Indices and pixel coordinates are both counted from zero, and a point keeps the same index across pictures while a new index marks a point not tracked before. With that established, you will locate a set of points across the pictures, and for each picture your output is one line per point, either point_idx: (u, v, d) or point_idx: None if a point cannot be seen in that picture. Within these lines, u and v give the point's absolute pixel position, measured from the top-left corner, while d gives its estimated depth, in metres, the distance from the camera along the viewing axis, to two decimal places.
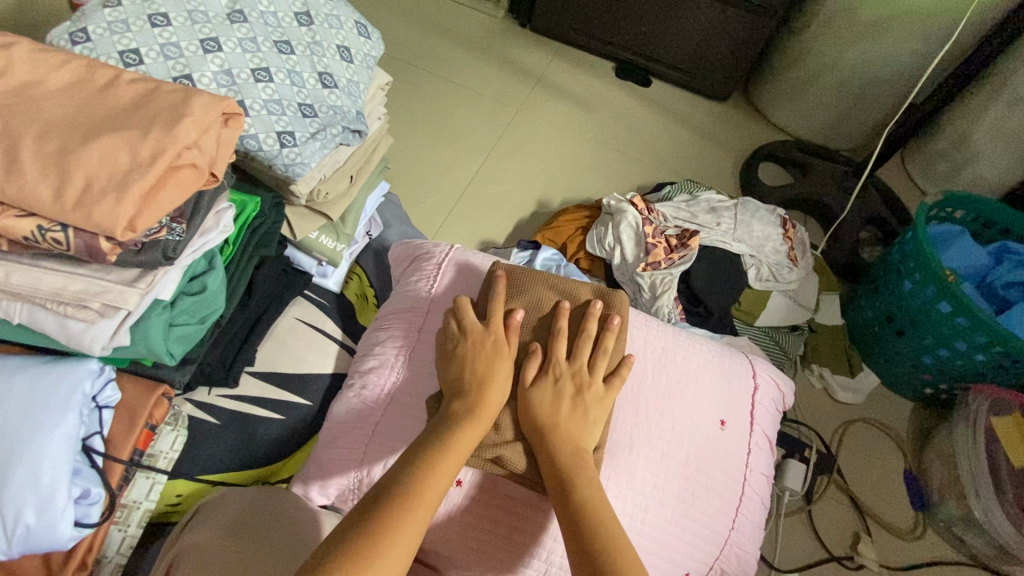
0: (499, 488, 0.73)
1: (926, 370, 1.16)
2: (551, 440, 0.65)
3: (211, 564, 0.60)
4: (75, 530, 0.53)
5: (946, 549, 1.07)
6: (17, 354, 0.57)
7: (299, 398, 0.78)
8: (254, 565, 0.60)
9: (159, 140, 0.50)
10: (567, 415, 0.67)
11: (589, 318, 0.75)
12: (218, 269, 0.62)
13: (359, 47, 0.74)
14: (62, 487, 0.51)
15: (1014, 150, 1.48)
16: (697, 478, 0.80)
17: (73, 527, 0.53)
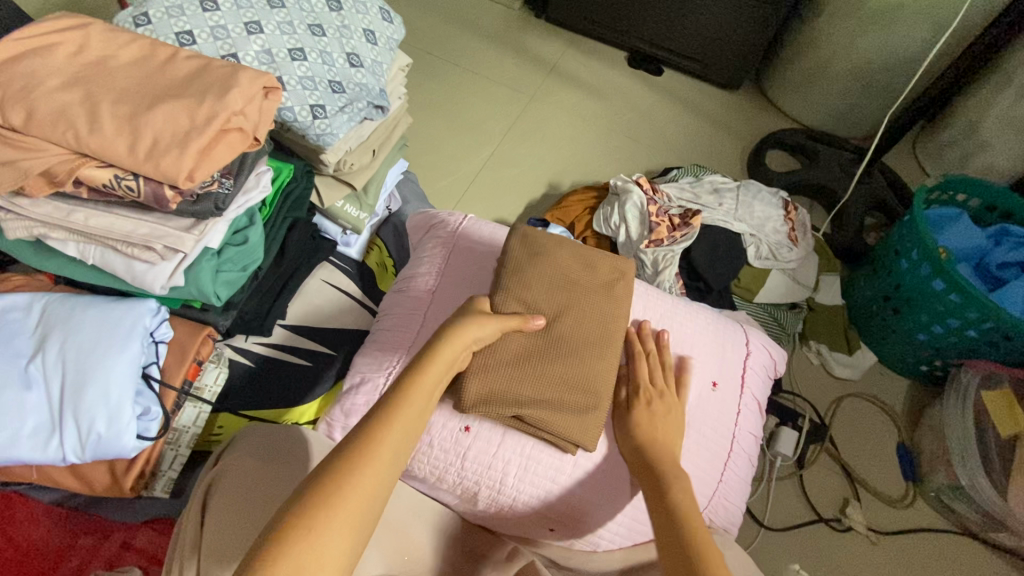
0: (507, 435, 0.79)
1: (921, 348, 1.20)
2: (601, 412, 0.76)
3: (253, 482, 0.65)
4: (137, 441, 0.62)
5: (935, 517, 1.11)
6: (91, 295, 0.67)
7: (325, 349, 0.86)
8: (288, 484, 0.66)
9: (213, 107, 0.59)
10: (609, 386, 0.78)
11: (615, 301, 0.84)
12: (258, 224, 0.71)
13: (383, 31, 0.82)
14: (127, 404, 0.61)
15: None
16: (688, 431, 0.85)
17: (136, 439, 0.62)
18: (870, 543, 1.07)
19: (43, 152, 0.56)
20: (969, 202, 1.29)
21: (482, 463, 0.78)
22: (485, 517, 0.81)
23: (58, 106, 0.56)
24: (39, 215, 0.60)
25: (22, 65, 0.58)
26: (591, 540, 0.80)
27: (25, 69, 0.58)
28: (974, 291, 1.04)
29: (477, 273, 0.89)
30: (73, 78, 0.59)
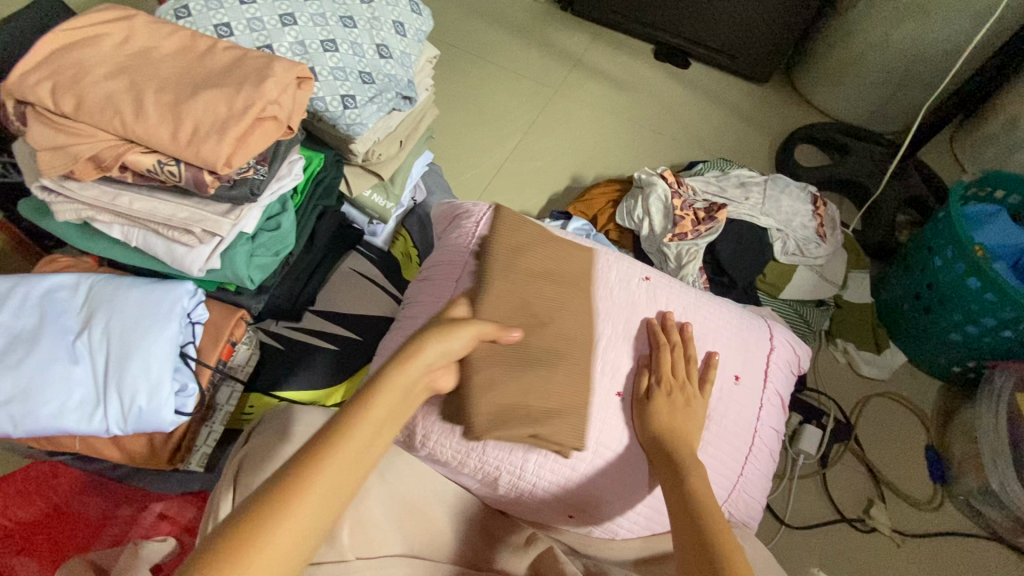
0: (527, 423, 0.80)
1: (953, 348, 1.17)
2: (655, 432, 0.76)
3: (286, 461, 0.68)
4: (175, 416, 0.65)
5: (963, 521, 1.08)
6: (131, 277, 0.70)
7: (352, 334, 0.89)
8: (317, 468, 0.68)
9: (250, 95, 0.61)
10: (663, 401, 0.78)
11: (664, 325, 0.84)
12: (290, 211, 0.74)
13: (412, 23, 0.83)
14: (166, 380, 0.64)
15: None
16: (710, 424, 0.84)
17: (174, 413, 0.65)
18: (895, 545, 1.05)
19: (92, 137, 0.59)
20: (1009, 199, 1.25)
21: (502, 449, 0.79)
22: (504, 503, 0.82)
23: (105, 94, 0.59)
24: (86, 197, 0.63)
25: (74, 55, 0.61)
26: (609, 529, 0.81)
27: (76, 59, 0.61)
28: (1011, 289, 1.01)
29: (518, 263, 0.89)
30: (119, 67, 0.62)
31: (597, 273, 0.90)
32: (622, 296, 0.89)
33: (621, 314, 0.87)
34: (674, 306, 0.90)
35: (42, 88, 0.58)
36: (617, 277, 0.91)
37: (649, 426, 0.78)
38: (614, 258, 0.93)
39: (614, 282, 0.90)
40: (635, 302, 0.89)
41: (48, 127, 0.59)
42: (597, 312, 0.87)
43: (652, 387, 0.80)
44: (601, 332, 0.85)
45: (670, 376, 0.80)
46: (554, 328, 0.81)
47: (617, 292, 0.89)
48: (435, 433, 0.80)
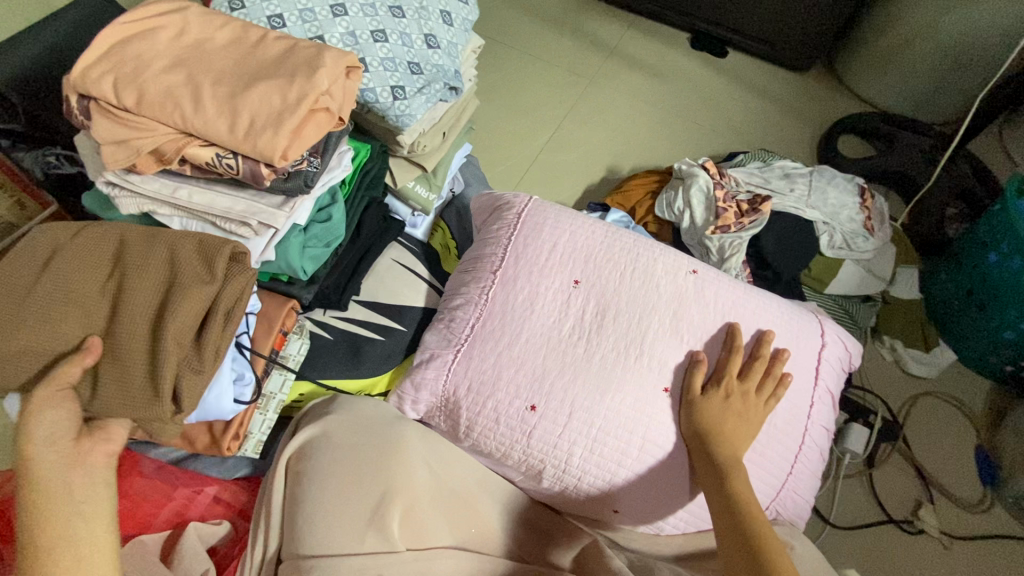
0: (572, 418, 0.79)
1: (1006, 346, 1.13)
2: (712, 442, 0.75)
3: (339, 462, 0.69)
4: (234, 405, 0.67)
5: (1015, 526, 1.05)
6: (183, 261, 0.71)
7: (397, 325, 0.88)
8: (368, 470, 0.69)
9: (302, 87, 0.61)
10: (732, 418, 0.77)
11: (734, 336, 0.83)
12: (339, 203, 0.76)
13: (459, 12, 0.83)
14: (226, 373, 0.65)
15: None
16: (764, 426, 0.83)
17: (233, 402, 0.67)
18: (942, 547, 1.02)
19: (152, 131, 0.60)
20: None
21: (547, 442, 0.78)
22: (548, 496, 0.82)
23: (164, 88, 0.60)
24: (147, 190, 0.65)
25: (133, 48, 0.62)
26: (655, 525, 0.80)
27: (135, 52, 0.62)
28: None
29: (585, 270, 0.89)
30: (176, 60, 0.63)
31: (645, 267, 0.89)
32: (670, 290, 0.87)
33: (669, 307, 0.86)
34: (724, 301, 0.88)
35: (104, 81, 0.60)
36: (665, 270, 0.89)
37: (698, 424, 0.77)
38: (660, 250, 0.92)
39: (661, 274, 0.89)
40: (683, 296, 0.87)
41: (110, 119, 0.60)
42: (646, 306, 0.85)
43: (708, 388, 0.79)
44: (649, 325, 0.84)
45: (733, 381, 0.79)
46: (612, 334, 0.83)
47: (663, 284, 0.88)
48: (479, 424, 0.80)
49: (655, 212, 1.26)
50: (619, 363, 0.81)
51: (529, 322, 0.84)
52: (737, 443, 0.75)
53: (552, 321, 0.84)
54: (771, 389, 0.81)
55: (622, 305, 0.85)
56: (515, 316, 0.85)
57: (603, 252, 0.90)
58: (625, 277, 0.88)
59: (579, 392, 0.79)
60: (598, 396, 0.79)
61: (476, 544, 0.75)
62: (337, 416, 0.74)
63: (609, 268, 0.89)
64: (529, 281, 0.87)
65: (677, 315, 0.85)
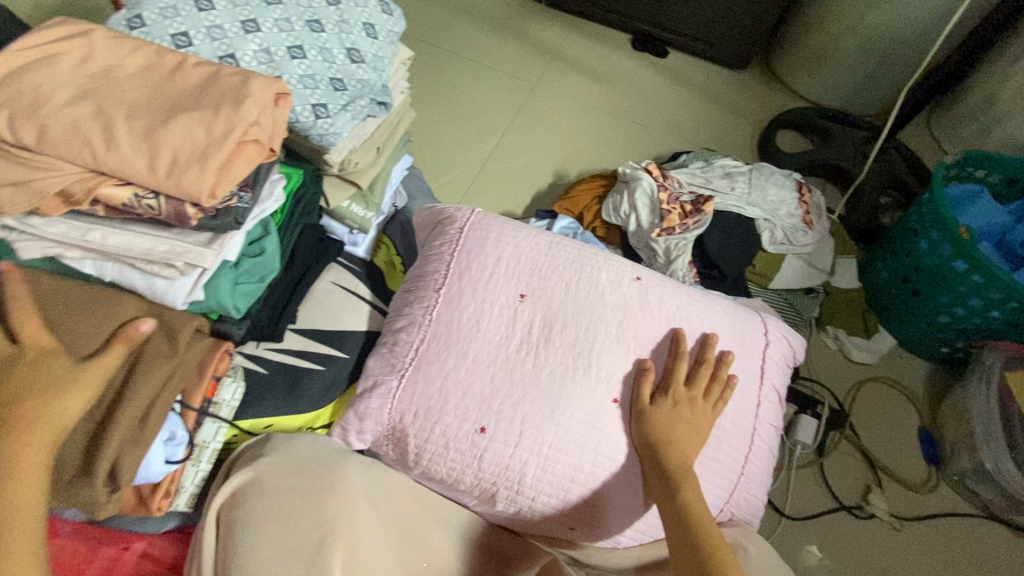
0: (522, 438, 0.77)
1: (942, 330, 1.18)
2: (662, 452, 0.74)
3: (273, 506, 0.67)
4: (164, 466, 0.62)
5: (958, 501, 1.10)
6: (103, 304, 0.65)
7: (338, 352, 0.85)
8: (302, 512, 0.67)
9: (229, 118, 0.57)
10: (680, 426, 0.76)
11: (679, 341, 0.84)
12: (272, 234, 0.70)
13: (383, 24, 0.79)
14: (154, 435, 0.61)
15: None
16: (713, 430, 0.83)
17: (162, 463, 0.62)
18: (893, 529, 1.06)
19: (57, 171, 0.55)
20: (990, 178, 1.25)
21: (499, 464, 0.77)
22: (503, 517, 0.80)
23: (69, 124, 0.54)
24: (53, 234, 0.59)
25: (27, 77, 0.56)
26: (612, 538, 0.79)
27: (30, 83, 0.56)
28: (997, 270, 1.02)
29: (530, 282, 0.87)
30: (82, 91, 0.57)
31: (589, 276, 0.88)
32: (615, 298, 0.87)
33: (615, 314, 0.85)
34: (670, 305, 0.89)
35: None
36: (610, 278, 0.89)
37: (648, 431, 0.76)
38: (604, 258, 0.91)
39: (605, 283, 0.88)
40: (629, 303, 0.87)
41: (7, 161, 0.54)
42: (593, 316, 0.84)
43: (656, 396, 0.79)
44: (597, 335, 0.83)
45: (679, 387, 0.79)
46: (560, 346, 0.82)
47: (608, 292, 0.87)
48: (429, 451, 0.78)
49: (603, 217, 1.27)
50: (569, 376, 0.80)
51: (477, 343, 0.82)
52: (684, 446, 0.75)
53: (499, 338, 0.82)
54: (718, 390, 0.81)
55: (568, 317, 0.84)
56: (462, 335, 0.82)
57: (547, 262, 0.89)
58: (571, 287, 0.87)
59: (529, 410, 0.78)
60: (549, 413, 0.78)
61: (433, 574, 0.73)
62: (274, 455, 0.72)
63: (554, 279, 0.88)
64: (474, 298, 0.85)
65: (625, 322, 0.85)
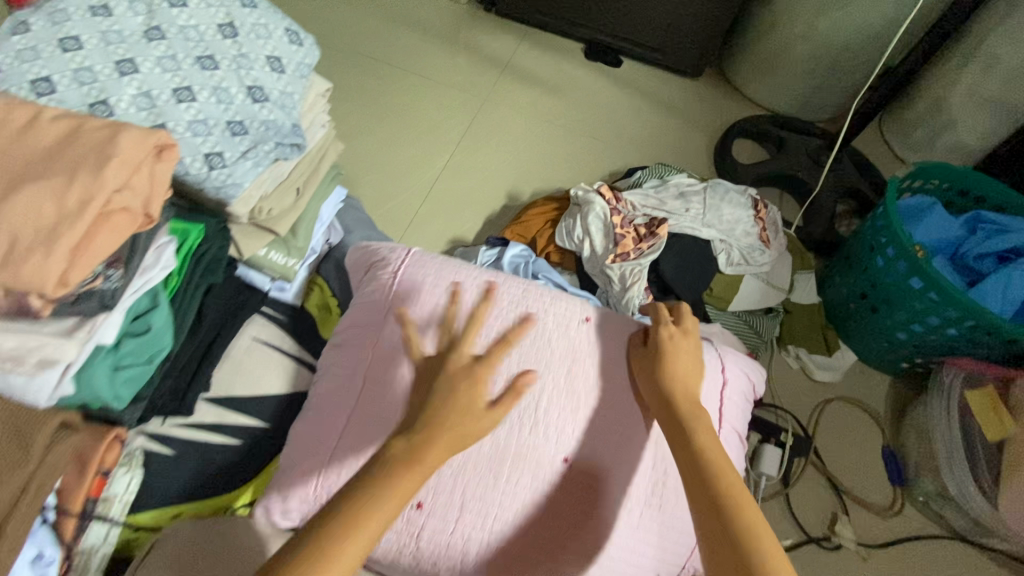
0: (464, 508, 0.71)
1: (902, 346, 1.16)
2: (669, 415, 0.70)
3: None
4: None
5: (925, 523, 1.08)
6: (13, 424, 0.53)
7: (256, 421, 0.77)
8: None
9: (87, 187, 0.49)
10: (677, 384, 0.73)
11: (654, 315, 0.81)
12: (162, 306, 0.61)
13: (291, 56, 0.71)
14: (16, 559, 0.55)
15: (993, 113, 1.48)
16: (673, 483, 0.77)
17: None
18: (861, 558, 1.03)
19: None
20: (941, 187, 1.24)
21: (438, 542, 0.71)
22: None
23: None
24: None
25: None
26: None
27: None
28: (953, 289, 1.00)
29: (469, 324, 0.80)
30: None
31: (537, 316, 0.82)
32: (563, 343, 0.81)
33: (563, 359, 0.79)
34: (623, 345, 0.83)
35: None
36: (557, 320, 0.82)
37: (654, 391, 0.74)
38: (550, 297, 0.85)
39: (553, 324, 0.82)
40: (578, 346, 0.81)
41: None
42: (541, 363, 0.78)
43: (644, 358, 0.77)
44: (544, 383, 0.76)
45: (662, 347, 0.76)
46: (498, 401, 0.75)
47: (555, 335, 0.81)
48: None
49: (557, 241, 1.20)
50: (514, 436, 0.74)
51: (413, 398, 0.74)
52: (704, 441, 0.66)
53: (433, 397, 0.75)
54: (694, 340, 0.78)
55: (517, 358, 0.76)
56: (397, 391, 0.74)
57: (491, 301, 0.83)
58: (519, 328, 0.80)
59: (472, 478, 0.72)
60: (494, 479, 0.72)
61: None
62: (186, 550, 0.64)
63: (498, 323, 0.81)
64: (409, 350, 0.78)
65: (575, 366, 0.79)
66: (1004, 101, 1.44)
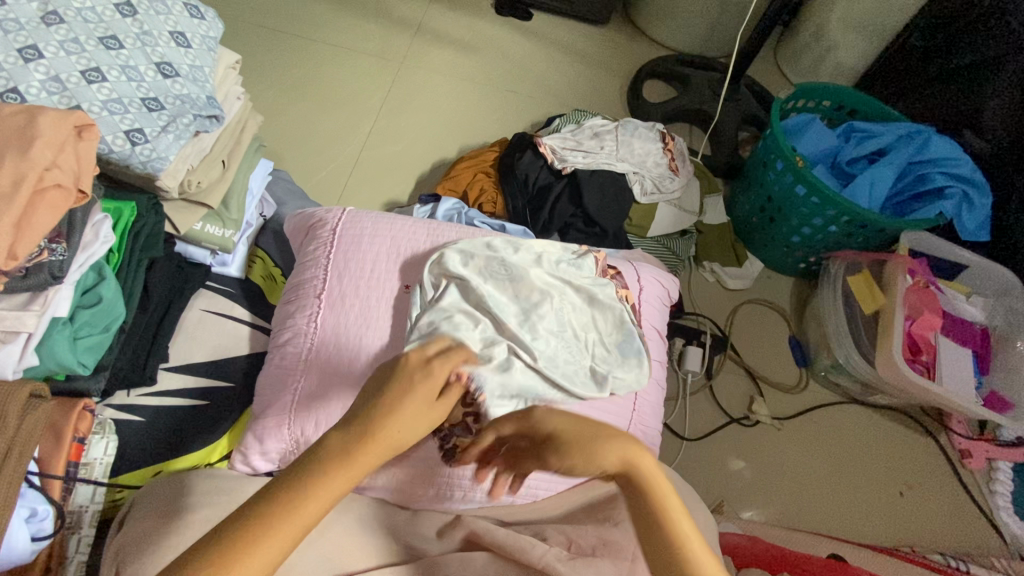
0: None
1: (797, 250, 1.30)
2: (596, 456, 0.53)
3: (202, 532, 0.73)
4: (32, 543, 0.61)
5: (827, 394, 1.27)
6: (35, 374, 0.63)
7: (221, 381, 0.82)
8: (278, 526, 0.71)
9: (16, 166, 0.53)
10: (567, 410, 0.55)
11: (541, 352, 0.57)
12: (109, 278, 0.67)
13: (194, 30, 0.74)
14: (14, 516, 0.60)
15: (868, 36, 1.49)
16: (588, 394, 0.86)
17: (29, 541, 0.61)
18: (776, 429, 1.22)
19: None
20: (822, 104, 1.39)
21: None
22: (423, 502, 0.81)
23: None
24: None
25: None
26: (529, 492, 0.84)
27: None
28: (830, 191, 1.13)
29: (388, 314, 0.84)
30: None
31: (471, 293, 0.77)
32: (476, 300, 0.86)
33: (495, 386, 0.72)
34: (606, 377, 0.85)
35: None
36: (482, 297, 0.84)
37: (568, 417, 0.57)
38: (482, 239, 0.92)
39: (472, 270, 0.85)
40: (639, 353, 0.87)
41: None
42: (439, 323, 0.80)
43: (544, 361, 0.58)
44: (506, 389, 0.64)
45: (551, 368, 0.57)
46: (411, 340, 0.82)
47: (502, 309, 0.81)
48: None
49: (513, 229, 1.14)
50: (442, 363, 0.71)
51: (352, 339, 0.82)
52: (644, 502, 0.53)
53: (349, 351, 0.81)
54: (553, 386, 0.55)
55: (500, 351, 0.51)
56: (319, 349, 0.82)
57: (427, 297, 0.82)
58: (430, 260, 0.86)
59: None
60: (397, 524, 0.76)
61: (352, 565, 0.73)
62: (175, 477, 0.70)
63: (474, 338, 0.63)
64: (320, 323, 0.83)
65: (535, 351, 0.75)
66: (876, 22, 1.45)
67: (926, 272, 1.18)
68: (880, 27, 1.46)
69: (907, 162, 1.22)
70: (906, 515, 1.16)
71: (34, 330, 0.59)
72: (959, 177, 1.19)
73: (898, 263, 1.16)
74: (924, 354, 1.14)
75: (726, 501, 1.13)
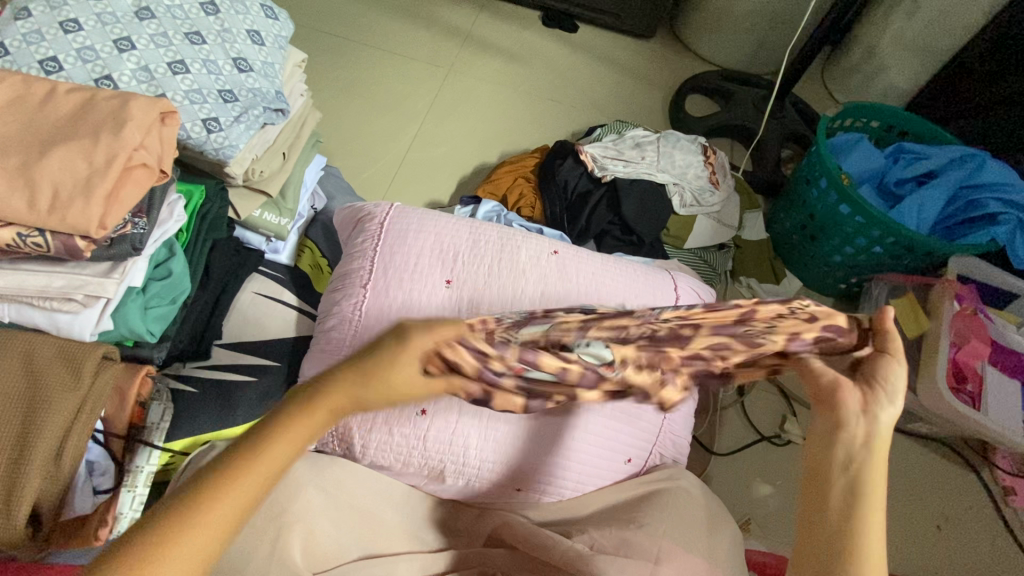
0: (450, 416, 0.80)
1: (838, 269, 1.28)
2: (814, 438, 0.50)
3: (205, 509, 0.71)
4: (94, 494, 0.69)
5: None
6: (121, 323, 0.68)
7: (269, 360, 0.86)
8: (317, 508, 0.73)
9: (110, 145, 0.58)
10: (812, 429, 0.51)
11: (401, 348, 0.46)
12: (178, 254, 0.73)
13: (268, 29, 0.79)
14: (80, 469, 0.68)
15: (922, 56, 1.46)
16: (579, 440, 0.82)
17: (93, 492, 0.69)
18: None
19: None
20: (870, 124, 1.37)
21: (442, 441, 0.79)
22: (452, 492, 0.83)
23: None
24: None
25: None
26: (555, 492, 0.83)
27: None
28: (876, 211, 1.11)
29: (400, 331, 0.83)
30: None
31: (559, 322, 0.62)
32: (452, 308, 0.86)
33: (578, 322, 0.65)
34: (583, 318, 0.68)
35: None
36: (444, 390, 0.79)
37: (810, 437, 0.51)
38: (523, 237, 0.96)
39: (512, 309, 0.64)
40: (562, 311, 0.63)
41: None
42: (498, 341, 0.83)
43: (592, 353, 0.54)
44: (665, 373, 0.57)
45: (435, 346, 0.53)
46: None
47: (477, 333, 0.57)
48: (373, 445, 0.80)
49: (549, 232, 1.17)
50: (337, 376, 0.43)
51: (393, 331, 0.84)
52: (893, 374, 0.49)
53: None
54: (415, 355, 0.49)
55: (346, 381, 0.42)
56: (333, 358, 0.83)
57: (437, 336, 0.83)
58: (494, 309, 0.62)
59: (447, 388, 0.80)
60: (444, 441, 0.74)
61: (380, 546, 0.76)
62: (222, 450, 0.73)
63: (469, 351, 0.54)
64: (328, 343, 0.85)
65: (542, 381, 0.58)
66: (931, 44, 1.42)
67: (975, 299, 1.14)
68: (934, 49, 1.43)
69: (960, 185, 1.19)
70: (942, 551, 1.12)
71: (112, 296, 0.64)
72: (1015, 204, 1.16)
73: (946, 287, 1.13)
74: (969, 383, 1.10)
75: (754, 521, 1.11)
